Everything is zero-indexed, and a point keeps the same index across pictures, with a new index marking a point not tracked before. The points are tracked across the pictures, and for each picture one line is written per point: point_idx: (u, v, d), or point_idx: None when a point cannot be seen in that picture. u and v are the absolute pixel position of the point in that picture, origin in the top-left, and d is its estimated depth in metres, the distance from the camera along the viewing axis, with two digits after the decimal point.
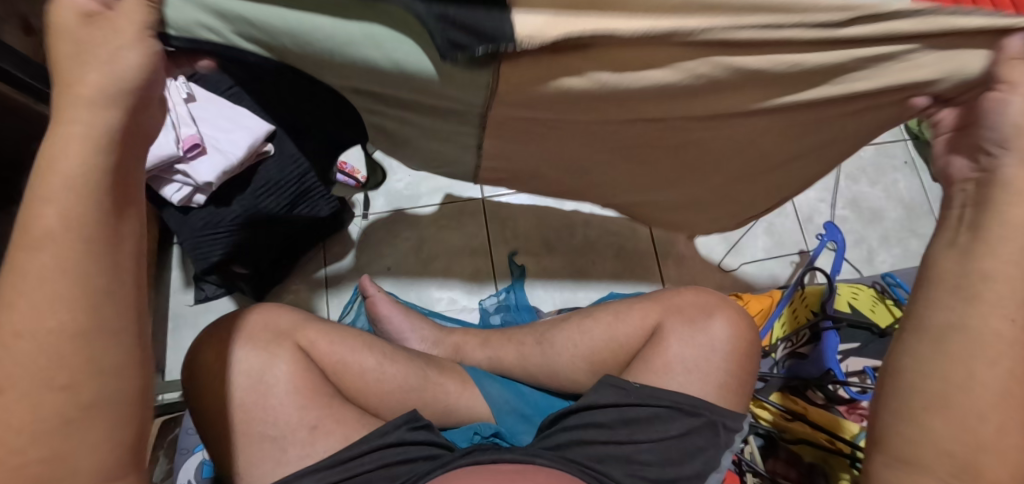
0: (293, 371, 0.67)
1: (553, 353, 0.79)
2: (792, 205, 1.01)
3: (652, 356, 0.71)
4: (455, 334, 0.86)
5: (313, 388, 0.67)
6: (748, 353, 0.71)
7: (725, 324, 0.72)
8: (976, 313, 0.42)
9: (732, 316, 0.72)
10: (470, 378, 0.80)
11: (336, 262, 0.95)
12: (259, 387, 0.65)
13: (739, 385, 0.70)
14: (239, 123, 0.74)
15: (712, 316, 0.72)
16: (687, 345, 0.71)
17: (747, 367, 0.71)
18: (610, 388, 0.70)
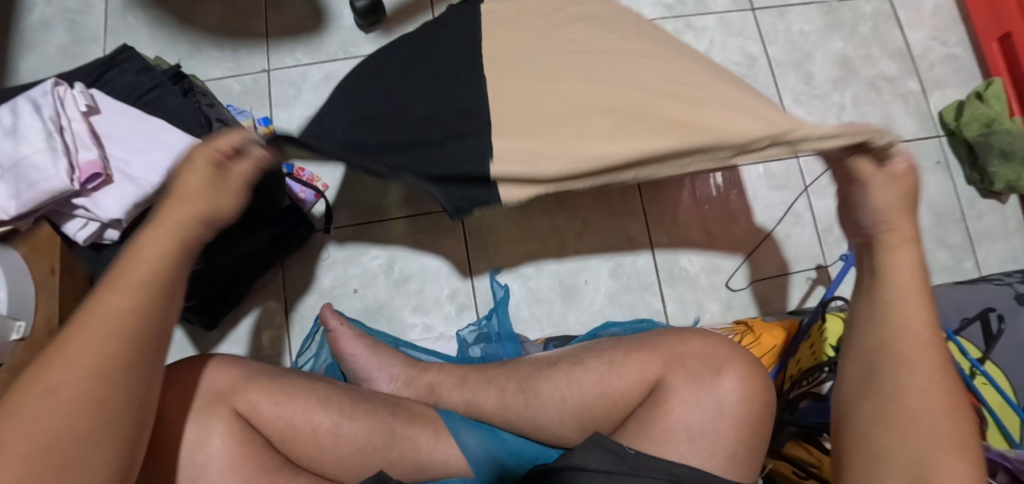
0: (230, 443, 0.56)
1: (536, 406, 0.70)
2: (810, 212, 0.90)
3: (651, 419, 0.62)
4: (428, 373, 0.76)
5: (257, 459, 0.57)
6: (759, 411, 0.62)
7: (735, 380, 0.63)
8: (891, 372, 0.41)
9: (744, 370, 0.64)
10: (439, 425, 0.70)
11: (295, 285, 0.84)
12: (190, 467, 0.55)
13: (747, 449, 0.61)
14: (154, 140, 0.61)
15: (721, 372, 0.63)
16: (695, 406, 0.62)
17: (759, 429, 0.62)
18: (601, 450, 0.59)
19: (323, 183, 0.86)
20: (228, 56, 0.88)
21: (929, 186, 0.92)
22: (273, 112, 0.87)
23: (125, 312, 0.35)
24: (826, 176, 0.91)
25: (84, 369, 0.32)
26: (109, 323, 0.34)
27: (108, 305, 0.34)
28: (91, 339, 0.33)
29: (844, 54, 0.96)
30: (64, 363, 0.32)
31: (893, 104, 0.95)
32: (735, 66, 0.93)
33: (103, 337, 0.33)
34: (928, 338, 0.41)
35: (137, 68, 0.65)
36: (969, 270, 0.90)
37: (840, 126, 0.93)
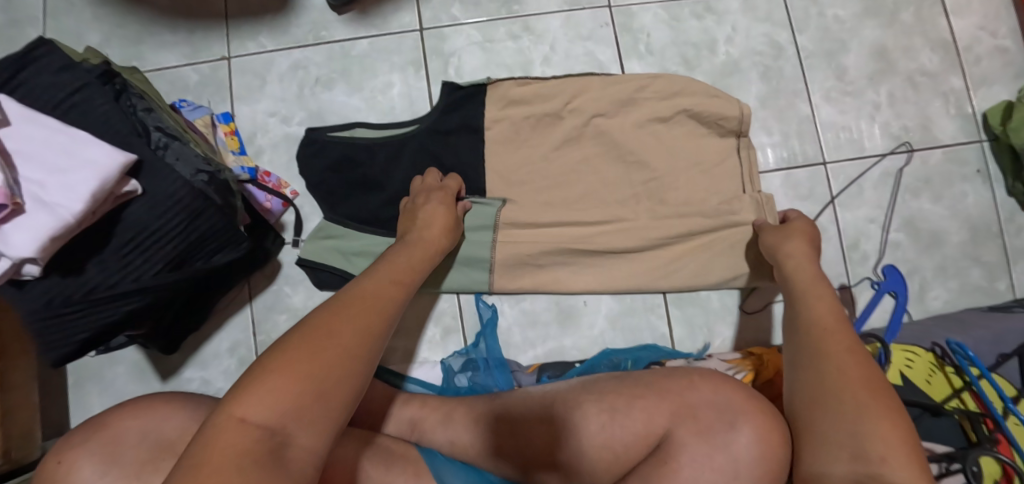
0: None
1: (528, 449, 0.62)
2: (836, 225, 0.81)
3: (656, 476, 0.55)
4: (408, 407, 0.69)
5: None
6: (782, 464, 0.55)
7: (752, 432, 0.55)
8: (825, 366, 0.54)
9: (762, 420, 0.56)
10: (421, 467, 0.60)
11: (264, 302, 0.76)
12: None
13: None
14: (76, 157, 0.51)
15: (734, 425, 0.56)
16: (713, 463, 0.54)
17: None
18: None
19: (292, 189, 0.76)
20: (181, 39, 0.78)
21: (967, 197, 0.83)
22: (235, 106, 0.77)
23: (404, 275, 0.55)
24: (855, 184, 0.82)
25: (328, 332, 0.42)
26: (385, 286, 0.51)
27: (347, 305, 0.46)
28: (333, 318, 0.44)
29: (883, 44, 0.85)
30: (326, 320, 0.43)
31: (932, 104, 0.85)
32: (761, 56, 0.83)
33: (327, 329, 0.42)
34: (838, 329, 0.57)
35: (59, 65, 0.55)
36: (1003, 291, 0.82)
37: (873, 128, 0.83)
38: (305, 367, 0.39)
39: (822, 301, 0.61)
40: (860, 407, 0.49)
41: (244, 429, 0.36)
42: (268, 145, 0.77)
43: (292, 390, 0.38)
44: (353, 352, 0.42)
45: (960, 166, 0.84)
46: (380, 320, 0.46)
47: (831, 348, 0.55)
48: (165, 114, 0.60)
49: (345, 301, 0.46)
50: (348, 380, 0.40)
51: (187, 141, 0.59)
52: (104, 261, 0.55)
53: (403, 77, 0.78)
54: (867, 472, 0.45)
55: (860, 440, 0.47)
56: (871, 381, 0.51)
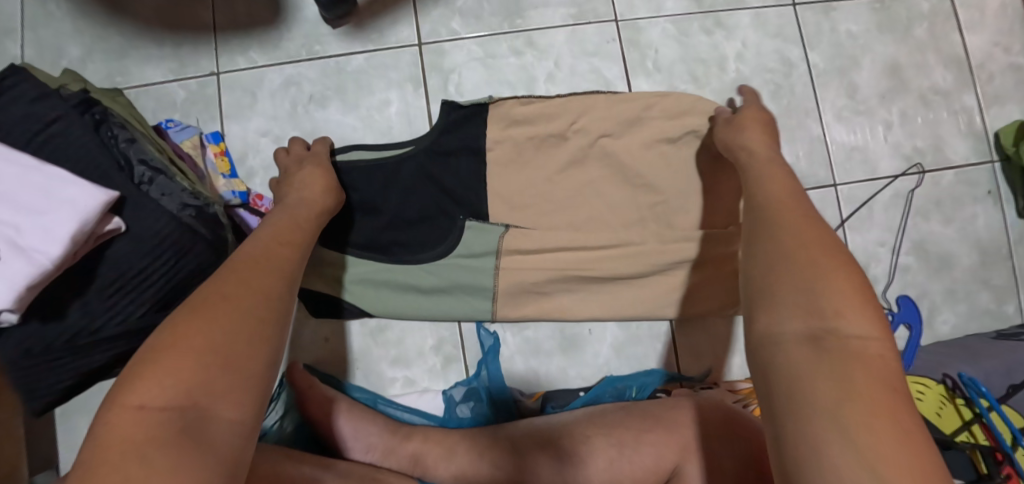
0: None
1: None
2: (845, 249, 0.79)
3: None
4: (411, 441, 0.66)
5: None
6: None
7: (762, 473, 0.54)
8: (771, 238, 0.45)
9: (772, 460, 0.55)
10: None
11: None
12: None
13: None
14: (53, 197, 0.48)
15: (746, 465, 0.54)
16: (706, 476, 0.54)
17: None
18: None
19: None
20: (167, 54, 0.74)
21: (977, 218, 0.82)
22: (225, 125, 0.74)
23: (285, 238, 0.53)
24: (865, 207, 0.80)
25: (221, 303, 0.40)
26: (275, 247, 0.50)
27: (238, 273, 0.44)
28: (226, 290, 0.42)
29: (895, 61, 0.82)
30: (215, 294, 0.41)
31: (944, 123, 0.83)
32: (771, 73, 0.80)
33: (223, 301, 0.40)
34: (790, 204, 0.49)
35: (31, 96, 0.52)
36: (1011, 314, 0.81)
37: (884, 148, 0.81)
38: (201, 341, 0.37)
39: (773, 183, 0.53)
40: (810, 265, 0.41)
41: (145, 413, 0.33)
42: (260, 167, 0.74)
43: (194, 367, 0.36)
44: (256, 315, 0.41)
45: (971, 187, 0.82)
46: (271, 285, 0.45)
47: (781, 220, 0.47)
48: (148, 142, 0.56)
49: (234, 274, 0.44)
50: (257, 342, 0.39)
51: (174, 175, 0.55)
52: (87, 304, 0.52)
53: (401, 95, 0.75)
54: (823, 328, 0.37)
55: (818, 296, 0.39)
56: (820, 241, 0.43)
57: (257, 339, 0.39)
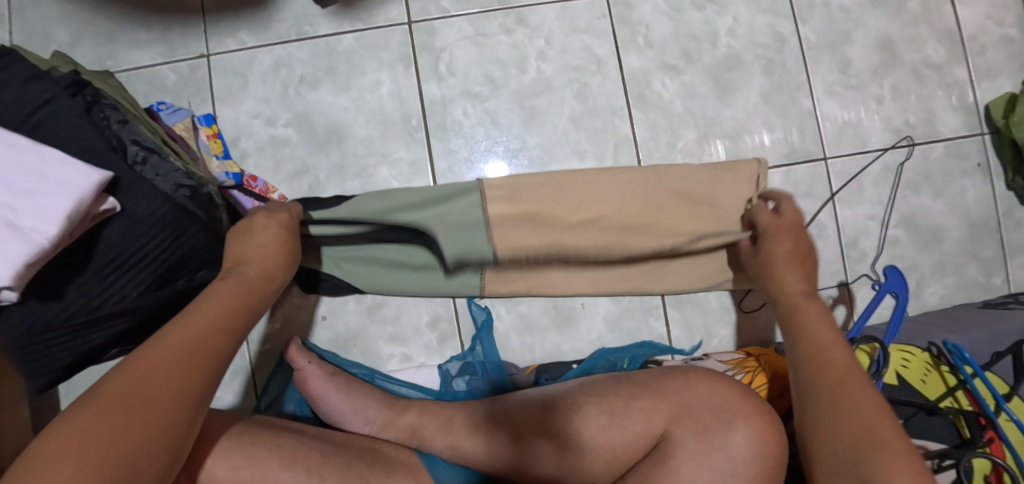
0: None
1: (532, 458, 0.61)
2: (835, 223, 0.80)
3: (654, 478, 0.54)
4: (408, 414, 0.68)
5: None
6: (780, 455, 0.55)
7: (746, 432, 0.55)
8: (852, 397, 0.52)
9: (760, 420, 0.55)
10: (422, 473, 0.61)
11: None
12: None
13: None
14: (47, 178, 0.49)
15: (731, 424, 0.55)
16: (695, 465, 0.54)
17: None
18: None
19: (280, 194, 0.73)
20: (156, 37, 0.74)
21: (966, 192, 0.83)
22: (216, 107, 0.75)
23: (239, 296, 0.51)
24: (855, 181, 0.81)
25: (129, 408, 0.39)
26: (219, 328, 0.47)
27: (161, 359, 0.42)
28: (142, 381, 0.40)
29: (887, 34, 0.82)
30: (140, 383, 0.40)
31: (935, 97, 0.83)
32: (763, 48, 0.80)
33: (137, 399, 0.39)
34: (842, 364, 0.55)
35: (24, 77, 0.52)
36: (998, 286, 0.83)
37: (875, 122, 0.82)
38: (98, 453, 0.36)
39: (822, 328, 0.59)
40: (876, 449, 0.48)
41: None
42: (253, 149, 0.75)
43: (85, 476, 0.35)
44: (166, 421, 0.40)
45: (961, 160, 0.83)
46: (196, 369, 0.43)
47: (845, 387, 0.53)
48: (138, 125, 0.57)
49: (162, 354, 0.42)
50: (152, 452, 0.38)
51: (165, 155, 0.56)
52: (84, 284, 0.52)
53: (392, 75, 0.75)
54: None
55: (861, 469, 0.47)
56: (871, 418, 0.50)
57: (153, 451, 0.39)
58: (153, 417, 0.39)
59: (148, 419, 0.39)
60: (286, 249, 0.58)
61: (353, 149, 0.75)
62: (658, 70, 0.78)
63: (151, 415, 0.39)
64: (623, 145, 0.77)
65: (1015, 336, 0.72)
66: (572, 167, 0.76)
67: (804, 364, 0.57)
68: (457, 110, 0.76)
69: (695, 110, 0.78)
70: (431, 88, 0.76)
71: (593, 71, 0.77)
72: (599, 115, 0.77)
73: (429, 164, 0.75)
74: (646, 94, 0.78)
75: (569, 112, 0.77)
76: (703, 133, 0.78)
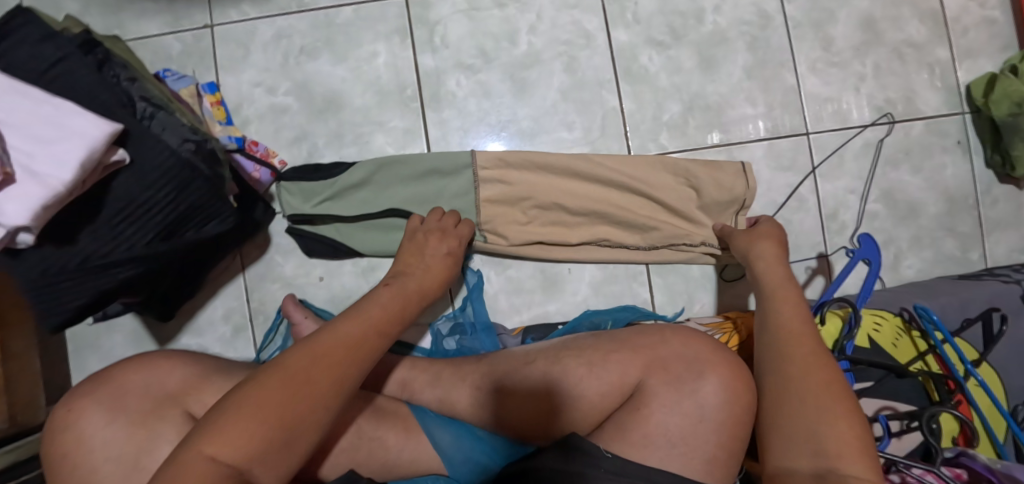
0: None
1: (512, 406, 0.63)
2: (815, 196, 0.83)
3: (629, 424, 0.56)
4: (399, 369, 0.71)
5: None
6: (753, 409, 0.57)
7: (720, 386, 0.56)
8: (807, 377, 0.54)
9: (732, 376, 0.57)
10: (412, 423, 0.66)
11: (256, 272, 0.78)
12: (136, 474, 0.50)
13: (733, 455, 0.56)
14: (63, 128, 0.52)
15: (702, 375, 0.57)
16: (669, 411, 0.55)
17: (744, 433, 0.57)
18: (575, 453, 0.53)
19: (280, 159, 0.77)
20: (162, 8, 0.77)
21: (945, 168, 0.85)
22: (219, 76, 0.78)
23: (396, 307, 0.54)
24: (835, 155, 0.83)
25: (294, 385, 0.44)
26: (370, 333, 0.50)
27: (324, 347, 0.47)
28: (307, 364, 0.45)
29: (870, 14, 0.85)
30: (306, 367, 0.45)
31: (917, 75, 0.85)
32: (748, 25, 0.83)
33: (302, 379, 0.44)
34: (809, 341, 0.57)
35: (39, 36, 0.55)
36: (974, 260, 0.85)
37: (857, 99, 0.84)
38: (268, 417, 0.42)
39: (784, 305, 0.61)
40: (827, 418, 0.50)
41: (214, 467, 0.39)
42: (254, 116, 0.78)
43: (258, 435, 0.41)
44: (321, 400, 0.44)
45: (941, 137, 0.85)
46: (356, 363, 0.47)
47: (814, 367, 0.55)
48: (148, 84, 0.60)
49: (329, 346, 0.47)
50: (309, 425, 0.44)
51: (172, 112, 0.59)
52: (97, 231, 0.56)
53: (388, 46, 0.78)
54: (826, 467, 0.48)
55: (818, 439, 0.50)
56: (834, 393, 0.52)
57: (308, 426, 0.43)
58: (314, 397, 0.44)
59: (311, 398, 0.44)
60: (442, 280, 0.64)
61: (350, 117, 0.78)
62: (645, 45, 0.81)
63: (312, 394, 0.44)
64: (610, 117, 0.80)
65: (986, 306, 0.75)
66: (560, 138, 0.79)
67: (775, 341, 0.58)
68: (451, 81, 0.78)
69: (680, 84, 0.81)
70: (425, 59, 0.78)
71: (582, 44, 0.80)
72: (586, 87, 0.80)
73: (423, 132, 0.78)
74: (633, 68, 0.81)
75: (558, 83, 0.80)
76: (687, 107, 0.81)
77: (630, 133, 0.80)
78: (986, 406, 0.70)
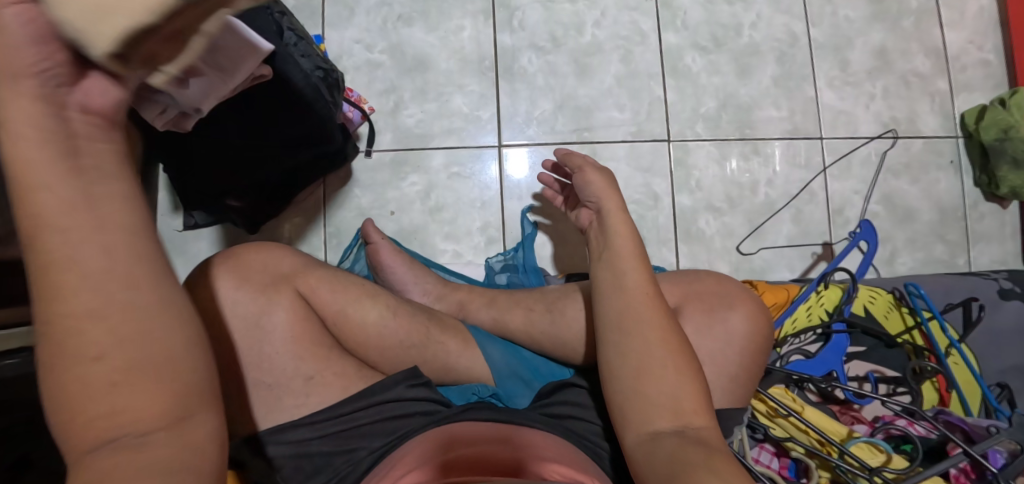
0: (293, 321, 0.60)
1: (562, 324, 0.73)
2: (825, 192, 0.95)
3: None
4: (457, 292, 0.82)
5: (318, 331, 0.61)
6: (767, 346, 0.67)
7: (744, 317, 0.67)
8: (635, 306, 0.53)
9: (753, 310, 0.68)
10: (469, 338, 0.75)
11: (336, 201, 0.89)
12: None
13: (747, 376, 0.67)
14: None
15: (731, 307, 0.68)
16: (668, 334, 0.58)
17: (757, 359, 0.67)
18: None
19: (369, 106, 0.89)
20: None
21: (940, 183, 0.97)
22: (325, 31, 0.90)
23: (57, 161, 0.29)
24: (845, 160, 0.96)
25: (66, 355, 0.30)
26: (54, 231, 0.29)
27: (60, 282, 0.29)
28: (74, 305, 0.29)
29: (884, 45, 0.99)
30: (53, 319, 0.29)
31: (920, 102, 0.98)
32: (778, 43, 0.96)
33: (87, 329, 0.30)
34: (656, 305, 0.53)
35: None
36: (960, 265, 0.96)
37: (866, 115, 0.97)
38: (97, 391, 0.30)
39: (629, 262, 0.56)
40: (668, 365, 0.50)
41: (95, 453, 0.30)
42: (351, 67, 0.90)
43: (104, 406, 0.30)
44: (105, 340, 0.30)
45: (937, 156, 0.98)
46: (116, 280, 0.30)
47: (654, 327, 0.52)
48: (292, 18, 0.72)
49: (57, 298, 0.29)
50: (157, 361, 0.31)
51: (308, 43, 0.72)
52: (234, 129, 0.68)
53: (473, 23, 0.92)
54: (683, 425, 0.47)
55: (654, 391, 0.49)
56: (671, 338, 0.51)
57: (146, 360, 0.31)
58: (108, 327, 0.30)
59: (103, 337, 0.30)
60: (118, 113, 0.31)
61: (435, 78, 0.90)
62: (690, 48, 0.95)
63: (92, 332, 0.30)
64: (655, 105, 0.93)
65: (968, 298, 0.86)
66: (611, 116, 0.92)
67: (605, 318, 0.55)
68: (523, 58, 0.92)
69: (716, 84, 0.95)
70: (504, 38, 0.92)
71: (637, 41, 0.94)
72: (638, 77, 0.93)
73: (496, 98, 0.91)
74: (679, 66, 0.94)
75: (614, 71, 0.93)
76: (721, 104, 0.94)
77: (671, 120, 0.93)
78: (963, 379, 0.80)
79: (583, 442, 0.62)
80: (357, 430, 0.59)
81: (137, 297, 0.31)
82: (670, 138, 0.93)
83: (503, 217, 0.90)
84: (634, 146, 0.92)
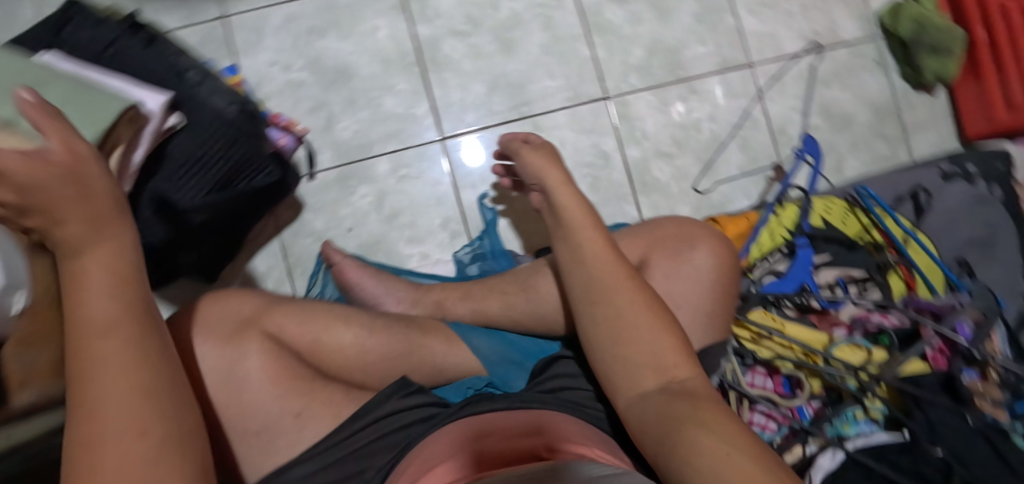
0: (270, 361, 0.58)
1: (539, 302, 0.74)
2: (765, 115, 0.97)
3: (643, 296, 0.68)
4: (432, 292, 0.81)
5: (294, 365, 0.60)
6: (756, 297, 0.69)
7: (709, 254, 0.69)
8: (601, 274, 0.54)
9: (717, 246, 0.70)
10: (453, 335, 0.75)
11: (290, 230, 0.87)
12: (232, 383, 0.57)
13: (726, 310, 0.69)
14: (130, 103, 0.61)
15: (694, 247, 0.69)
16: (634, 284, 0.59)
17: (730, 291, 0.69)
18: None
19: (303, 126, 0.85)
20: (177, 6, 0.86)
21: (869, 84, 1.00)
22: (237, 60, 0.87)
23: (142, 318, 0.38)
24: (777, 80, 0.98)
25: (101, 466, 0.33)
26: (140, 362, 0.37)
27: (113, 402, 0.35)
28: (121, 423, 0.34)
29: None
30: (100, 429, 0.34)
31: (836, 10, 1.01)
32: None
33: (133, 447, 0.34)
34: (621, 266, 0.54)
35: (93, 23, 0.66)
36: (903, 158, 1.00)
37: (789, 33, 0.99)
38: None
39: (587, 230, 0.57)
40: (645, 327, 0.51)
41: None
42: (273, 91, 0.87)
43: None
44: (141, 454, 0.34)
45: (861, 59, 1.01)
46: (170, 405, 0.37)
47: (624, 291, 0.53)
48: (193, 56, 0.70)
49: (105, 404, 0.35)
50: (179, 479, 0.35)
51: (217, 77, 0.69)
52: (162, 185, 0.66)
53: (388, 21, 0.90)
54: (670, 382, 0.49)
55: (636, 355, 0.50)
56: (645, 299, 0.52)
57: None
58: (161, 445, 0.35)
59: (146, 453, 0.34)
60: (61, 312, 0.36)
61: (361, 84, 0.89)
62: (607, 3, 0.95)
63: (141, 445, 0.34)
64: (586, 65, 0.93)
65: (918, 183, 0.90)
66: (545, 86, 0.92)
67: (575, 294, 0.55)
68: (446, 46, 0.90)
69: (641, 33, 0.95)
70: (421, 29, 0.90)
71: (555, 6, 0.93)
72: (563, 42, 0.93)
73: (427, 92, 0.89)
74: (601, 23, 0.94)
75: (538, 41, 0.92)
76: (649, 51, 0.95)
77: (605, 78, 0.93)
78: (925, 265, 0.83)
79: (584, 412, 0.63)
80: (358, 449, 0.58)
81: (183, 421, 0.37)
82: (607, 95, 0.93)
83: (462, 208, 0.89)
84: (575, 110, 0.92)
